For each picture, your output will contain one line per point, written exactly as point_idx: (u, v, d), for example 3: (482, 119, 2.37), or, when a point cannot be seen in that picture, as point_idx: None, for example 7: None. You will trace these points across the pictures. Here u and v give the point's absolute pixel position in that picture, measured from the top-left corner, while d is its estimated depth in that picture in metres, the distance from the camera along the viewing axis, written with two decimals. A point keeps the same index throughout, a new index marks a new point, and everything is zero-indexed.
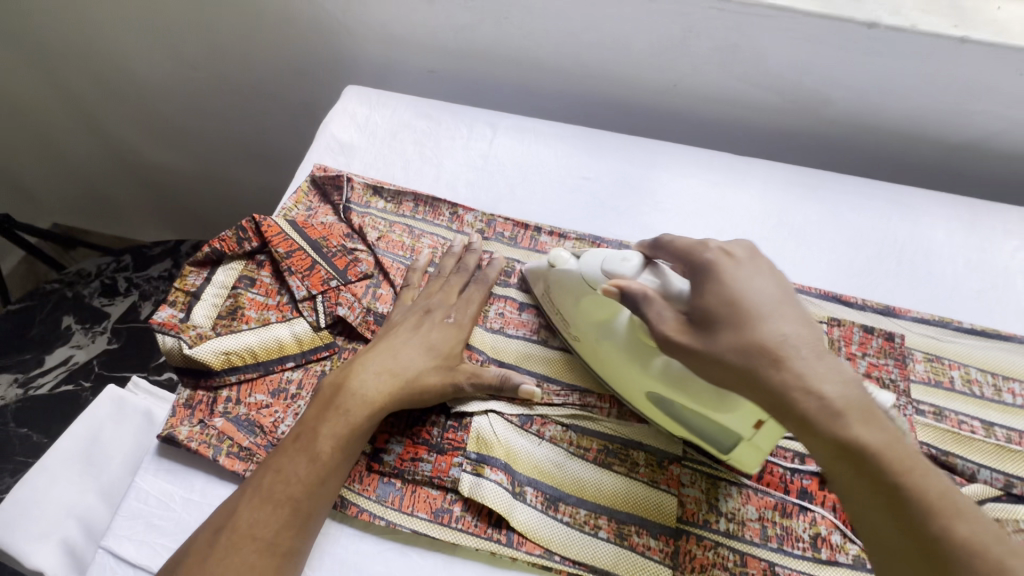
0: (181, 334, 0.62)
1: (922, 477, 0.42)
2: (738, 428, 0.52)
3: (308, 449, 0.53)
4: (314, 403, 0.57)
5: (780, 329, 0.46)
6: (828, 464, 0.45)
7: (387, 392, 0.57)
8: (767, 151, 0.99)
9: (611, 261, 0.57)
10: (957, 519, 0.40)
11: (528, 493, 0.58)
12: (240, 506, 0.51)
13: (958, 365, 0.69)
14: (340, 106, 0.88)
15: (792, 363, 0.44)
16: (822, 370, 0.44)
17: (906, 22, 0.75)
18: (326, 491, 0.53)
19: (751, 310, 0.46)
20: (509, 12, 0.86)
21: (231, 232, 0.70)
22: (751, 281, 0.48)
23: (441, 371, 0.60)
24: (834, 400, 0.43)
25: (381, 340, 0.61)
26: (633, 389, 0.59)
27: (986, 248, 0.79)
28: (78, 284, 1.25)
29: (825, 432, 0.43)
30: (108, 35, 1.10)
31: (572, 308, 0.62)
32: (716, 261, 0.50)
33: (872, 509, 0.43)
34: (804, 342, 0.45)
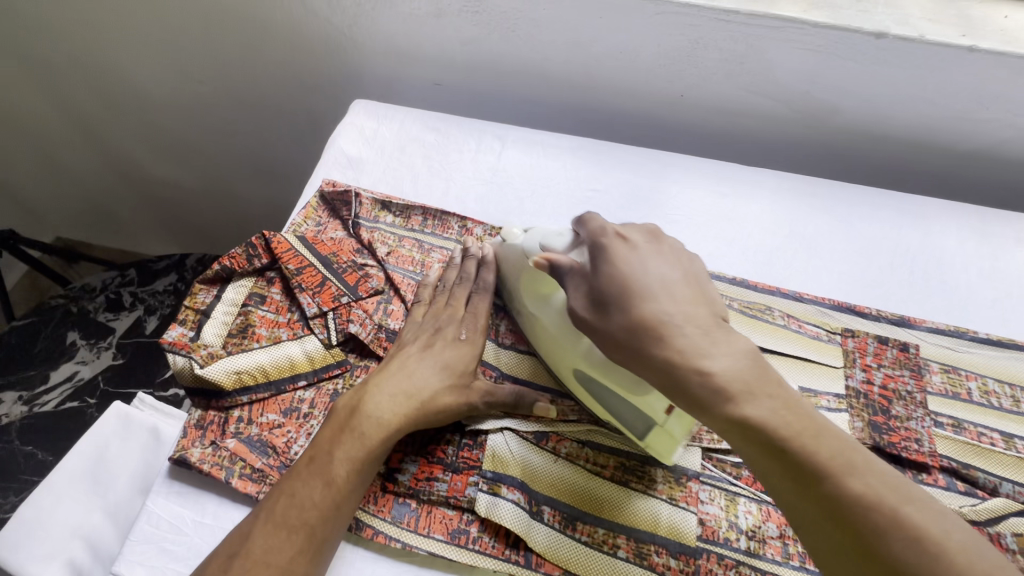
0: (192, 353, 0.61)
1: (814, 442, 0.43)
2: (652, 408, 0.53)
3: (322, 473, 0.52)
4: (328, 424, 0.56)
5: (666, 307, 0.48)
6: (728, 438, 0.46)
7: (402, 414, 0.56)
8: (775, 161, 0.99)
9: (548, 237, 0.60)
10: (851, 475, 0.42)
11: (546, 512, 0.57)
12: (253, 532, 0.50)
13: (975, 376, 0.69)
14: (347, 120, 0.88)
15: (674, 340, 0.46)
16: (706, 346, 0.46)
17: (914, 31, 0.75)
18: (340, 516, 0.52)
19: (639, 291, 0.49)
20: (515, 25, 0.86)
21: (241, 249, 0.69)
22: (642, 265, 0.50)
23: (455, 390, 0.59)
24: (718, 375, 0.45)
25: (392, 363, 0.60)
26: (562, 365, 0.60)
27: (998, 256, 0.78)
28: (83, 299, 1.25)
29: (715, 409, 0.45)
30: (113, 51, 1.10)
31: (516, 283, 0.64)
32: (612, 245, 0.52)
33: (774, 477, 0.44)
34: (690, 320, 0.47)
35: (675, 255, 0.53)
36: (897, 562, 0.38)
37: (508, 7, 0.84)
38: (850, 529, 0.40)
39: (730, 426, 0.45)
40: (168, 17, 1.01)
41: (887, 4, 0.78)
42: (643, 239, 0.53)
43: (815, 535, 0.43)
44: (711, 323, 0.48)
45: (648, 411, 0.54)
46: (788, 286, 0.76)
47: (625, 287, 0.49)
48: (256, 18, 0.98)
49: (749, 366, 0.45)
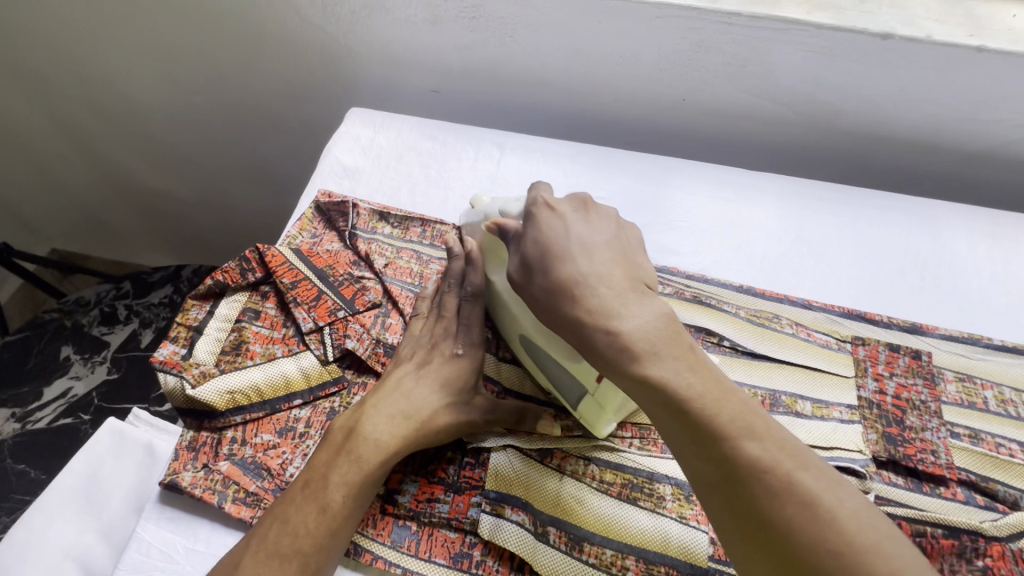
0: (184, 372, 0.59)
1: (717, 405, 0.41)
2: (582, 378, 0.54)
3: (316, 497, 0.50)
4: (324, 447, 0.54)
5: (583, 269, 0.48)
6: (636, 399, 0.45)
7: (401, 435, 0.54)
8: (779, 165, 0.97)
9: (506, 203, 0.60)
10: (753, 440, 0.40)
11: (551, 533, 0.55)
12: (244, 562, 0.48)
13: (991, 385, 0.67)
14: (343, 130, 0.86)
15: (586, 300, 0.46)
16: (618, 306, 0.45)
17: (921, 32, 0.73)
18: (335, 543, 0.50)
19: (559, 254, 0.49)
20: (513, 30, 0.85)
21: (234, 263, 0.68)
22: (567, 230, 0.51)
23: (454, 408, 0.57)
24: (628, 333, 0.44)
25: (388, 382, 0.58)
26: (510, 328, 0.61)
27: (1010, 260, 0.77)
28: (77, 313, 1.23)
29: (621, 366, 0.44)
30: (104, 62, 1.09)
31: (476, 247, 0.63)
32: (541, 212, 0.53)
33: (676, 440, 0.43)
34: (604, 281, 0.47)
35: (607, 222, 0.52)
36: (784, 528, 0.38)
37: (505, 13, 0.83)
38: (744, 492, 0.39)
39: (635, 384, 0.44)
40: (160, 26, 1.00)
41: (892, 4, 0.76)
42: (574, 207, 0.53)
43: (712, 499, 0.41)
44: (629, 285, 0.47)
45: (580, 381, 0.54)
46: (796, 293, 0.75)
47: (546, 252, 0.50)
48: (249, 26, 0.97)
49: (662, 328, 0.44)
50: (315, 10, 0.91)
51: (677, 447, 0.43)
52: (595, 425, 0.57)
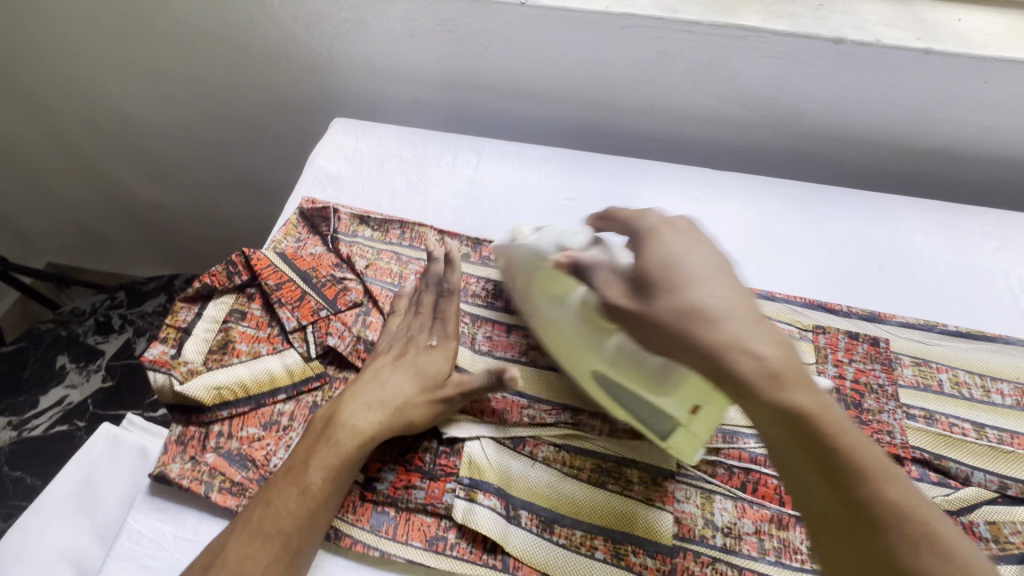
0: (172, 369, 0.62)
1: (856, 444, 0.41)
2: (675, 411, 0.54)
3: (298, 480, 0.54)
4: (307, 435, 0.58)
5: (712, 292, 0.47)
6: (771, 435, 0.44)
7: (380, 421, 0.58)
8: (749, 166, 1.01)
9: (564, 236, 0.63)
10: (901, 499, 0.39)
11: (523, 516, 0.57)
12: (228, 543, 0.51)
13: (946, 368, 0.70)
14: (327, 139, 0.90)
15: (721, 324, 0.45)
16: (754, 332, 0.45)
17: (871, 36, 0.77)
18: (315, 525, 0.53)
19: (685, 276, 0.49)
20: (489, 42, 0.89)
21: (221, 267, 0.71)
22: (687, 253, 0.51)
23: (429, 394, 0.60)
24: (769, 358, 0.44)
25: (369, 374, 0.62)
26: (580, 365, 0.60)
27: (966, 251, 0.80)
28: (72, 323, 1.25)
29: (761, 394, 0.43)
30: (97, 77, 1.13)
31: (528, 283, 0.64)
32: (653, 237, 0.53)
33: (813, 485, 0.41)
34: (736, 305, 0.47)
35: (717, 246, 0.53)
36: None
37: (480, 25, 0.87)
38: (892, 552, 0.37)
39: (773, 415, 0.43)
40: (153, 44, 1.04)
41: (844, 10, 0.80)
42: (686, 228, 0.54)
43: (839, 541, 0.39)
44: (757, 312, 0.47)
45: (671, 412, 0.54)
46: (761, 286, 0.78)
47: (671, 273, 0.49)
48: (236, 42, 1.01)
49: (796, 361, 0.45)
50: (299, 26, 0.95)
51: (812, 492, 0.41)
52: (687, 454, 0.57)
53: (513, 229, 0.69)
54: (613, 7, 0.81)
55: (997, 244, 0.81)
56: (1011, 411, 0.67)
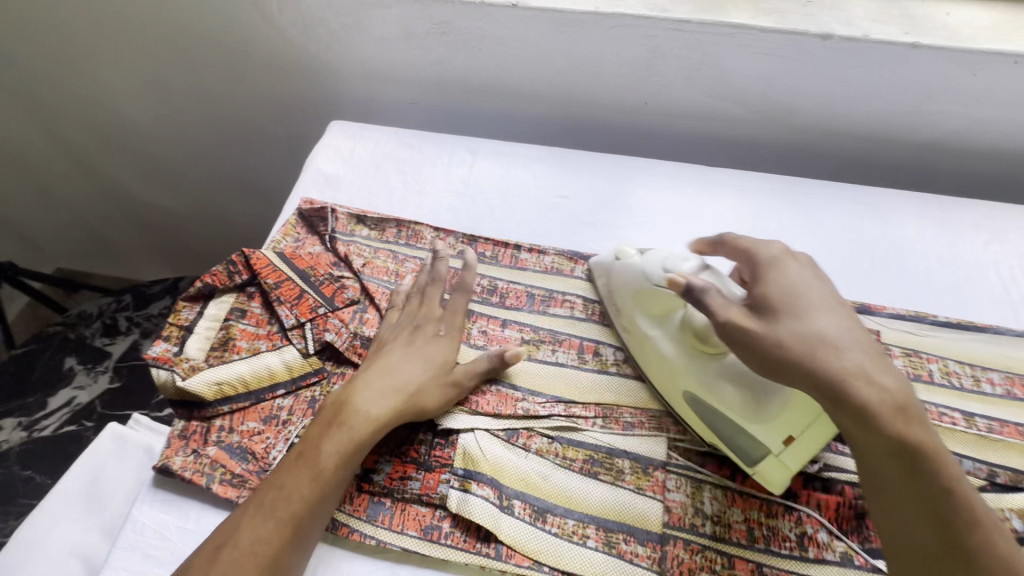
0: (175, 367, 0.64)
1: (958, 483, 0.47)
2: (768, 438, 0.56)
3: (310, 465, 0.56)
4: (317, 420, 0.60)
5: (836, 326, 0.52)
6: (881, 462, 0.48)
7: (395, 407, 0.60)
8: (742, 162, 1.02)
9: (672, 260, 0.62)
10: (989, 530, 0.46)
11: (516, 506, 0.59)
12: (242, 524, 0.53)
13: (936, 358, 0.70)
14: (326, 141, 0.92)
15: (847, 354, 0.50)
16: (878, 365, 0.50)
17: (859, 32, 0.78)
18: (324, 507, 0.55)
19: (811, 308, 0.53)
20: (482, 44, 0.90)
21: (222, 266, 0.73)
22: (811, 287, 0.55)
23: (441, 381, 0.63)
24: (892, 393, 0.48)
25: (380, 361, 0.64)
26: (672, 386, 0.62)
27: (957, 243, 0.81)
28: (80, 325, 1.28)
29: (886, 426, 0.47)
30: (103, 84, 1.15)
31: (628, 300, 0.67)
32: (776, 266, 0.57)
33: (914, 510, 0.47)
34: (858, 339, 0.51)
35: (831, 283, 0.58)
36: None
37: (474, 28, 0.88)
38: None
39: (894, 447, 0.47)
40: (156, 50, 1.06)
41: (832, 6, 0.81)
42: (807, 264, 0.58)
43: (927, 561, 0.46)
44: (874, 347, 0.52)
45: (765, 441, 0.56)
46: None
47: (794, 303, 0.53)
48: (236, 48, 1.03)
49: (912, 397, 0.50)
50: (297, 31, 0.97)
51: (912, 515, 0.47)
52: (777, 484, 0.58)
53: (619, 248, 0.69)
54: (603, 7, 0.82)
55: (988, 236, 0.81)
56: (1001, 401, 0.67)
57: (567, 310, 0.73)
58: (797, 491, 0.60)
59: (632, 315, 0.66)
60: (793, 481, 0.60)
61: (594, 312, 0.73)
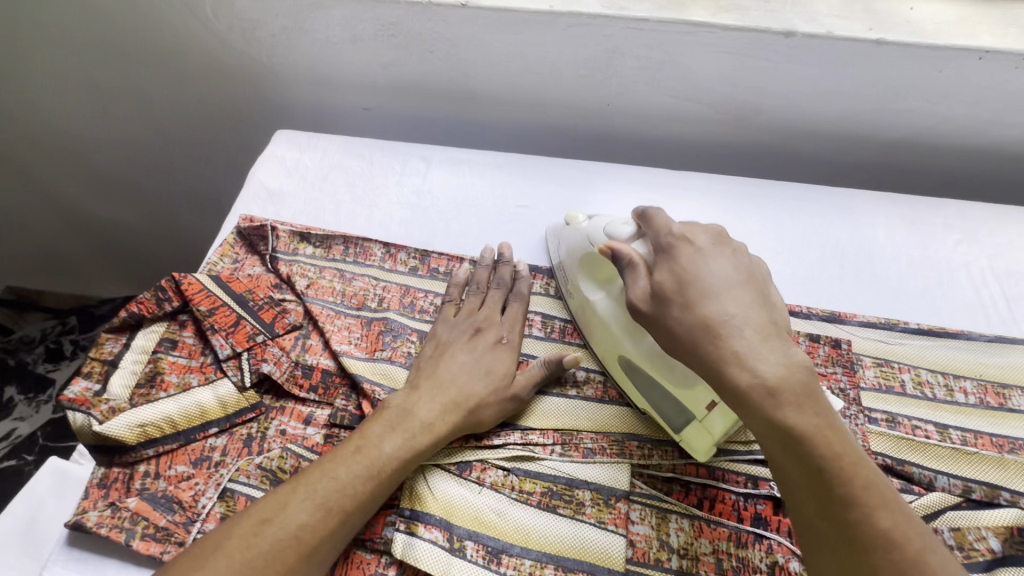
0: (92, 409, 0.59)
1: (851, 467, 0.42)
2: (693, 403, 0.54)
3: (370, 462, 0.53)
4: (378, 418, 0.56)
5: (725, 307, 0.48)
6: (766, 445, 0.45)
7: (453, 423, 0.57)
8: (709, 164, 0.99)
9: (614, 225, 0.63)
10: (878, 508, 0.41)
11: (468, 547, 0.54)
12: (292, 503, 0.50)
13: (908, 368, 0.68)
14: (269, 152, 0.86)
15: (731, 340, 0.46)
16: (761, 350, 0.45)
17: (822, 28, 0.75)
18: (373, 506, 0.53)
19: (700, 289, 0.49)
20: (433, 46, 0.86)
21: (149, 293, 0.67)
22: (707, 265, 0.51)
23: (498, 393, 0.60)
24: (769, 378, 0.44)
25: (443, 368, 0.61)
26: (609, 351, 0.62)
27: (927, 244, 0.79)
28: (22, 351, 1.20)
29: (758, 408, 0.44)
30: (33, 93, 1.07)
31: (575, 266, 0.67)
32: (677, 246, 0.53)
33: (800, 490, 0.44)
34: (749, 322, 0.47)
35: (740, 258, 0.53)
36: None
37: (424, 29, 0.83)
38: (862, 557, 0.40)
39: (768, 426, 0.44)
40: (87, 55, 0.99)
41: (795, 2, 0.77)
42: (710, 241, 0.53)
43: (817, 548, 0.43)
44: (766, 329, 0.47)
45: (690, 406, 0.55)
46: None
47: (686, 286, 0.50)
48: (174, 53, 0.97)
49: (803, 379, 0.45)
50: (236, 35, 0.91)
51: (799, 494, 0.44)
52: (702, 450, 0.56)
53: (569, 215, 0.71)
54: (557, 6, 0.77)
55: (958, 237, 0.79)
56: (975, 411, 0.65)
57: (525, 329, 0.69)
58: (767, 518, 0.57)
59: (576, 281, 0.66)
60: (763, 508, 0.57)
61: (554, 330, 0.69)
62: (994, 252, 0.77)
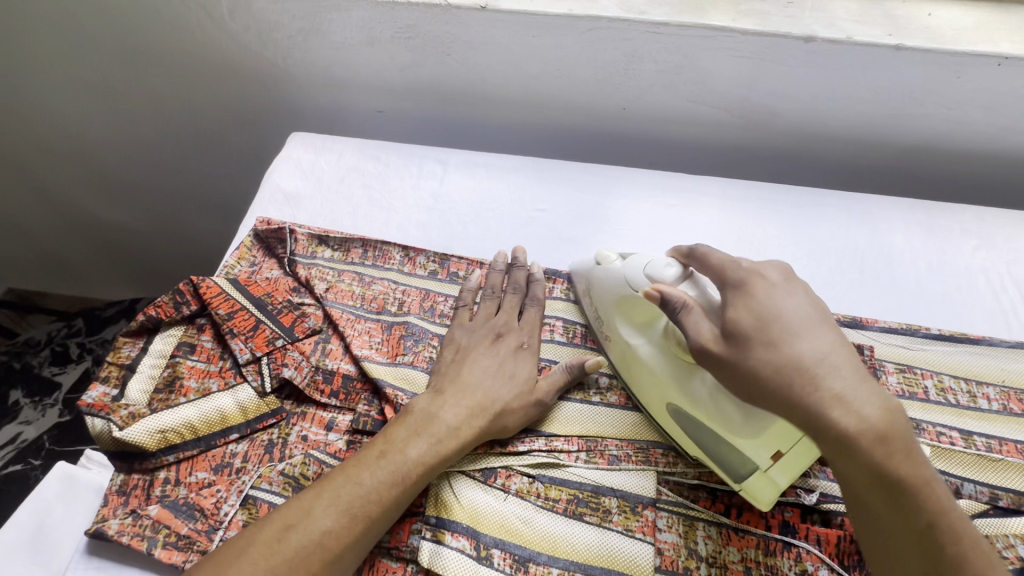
0: (111, 415, 0.58)
1: (952, 520, 0.43)
2: (756, 455, 0.51)
3: (394, 467, 0.52)
4: (404, 421, 0.56)
5: (813, 347, 0.46)
6: (866, 493, 0.45)
7: (480, 428, 0.57)
8: (723, 168, 0.99)
9: (655, 266, 0.59)
10: (981, 562, 0.42)
11: (495, 556, 0.54)
12: (316, 510, 0.49)
13: (931, 374, 0.68)
14: (284, 154, 0.85)
15: (827, 382, 0.45)
16: (860, 392, 0.44)
17: (841, 33, 0.75)
18: (396, 511, 0.52)
19: (784, 328, 0.47)
20: (451, 49, 0.85)
21: (167, 296, 0.66)
22: (785, 303, 0.49)
23: (523, 396, 0.60)
24: (875, 423, 0.44)
25: (467, 372, 0.60)
26: (654, 396, 0.59)
27: (945, 249, 0.79)
28: (27, 354, 1.19)
29: (867, 457, 0.44)
30: (43, 94, 1.07)
31: (608, 305, 0.63)
32: (747, 283, 0.52)
33: (889, 538, 0.45)
34: (841, 362, 0.46)
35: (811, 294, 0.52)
36: None
37: (441, 32, 0.83)
38: None
39: (865, 478, 0.44)
40: (98, 56, 0.98)
41: (814, 7, 0.78)
42: (781, 278, 0.51)
43: None
44: (858, 370, 0.46)
45: (751, 457, 0.52)
46: None
47: (769, 326, 0.48)
48: (187, 55, 0.96)
49: (902, 423, 0.45)
50: (251, 36, 0.90)
51: (887, 541, 0.45)
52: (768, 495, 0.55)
53: (598, 252, 0.66)
54: (577, 9, 0.77)
55: (976, 242, 0.79)
56: (998, 417, 0.65)
57: (547, 334, 0.69)
58: (796, 525, 0.56)
59: (614, 322, 0.63)
60: (790, 515, 0.57)
61: (575, 335, 0.69)
62: (1013, 258, 0.77)
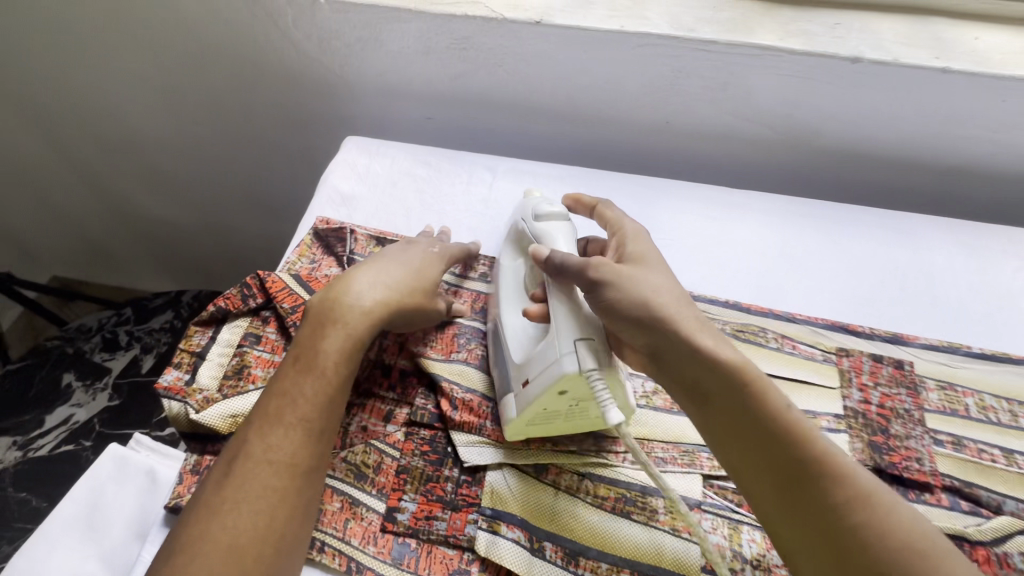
0: (188, 399, 0.62)
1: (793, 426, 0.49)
2: (519, 377, 0.59)
3: (310, 369, 0.56)
4: (307, 325, 0.59)
5: (674, 291, 0.57)
6: (718, 408, 0.52)
7: (391, 308, 0.61)
8: (761, 184, 1.01)
9: (541, 206, 0.68)
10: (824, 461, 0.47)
11: (547, 548, 0.56)
12: (250, 437, 0.52)
13: (972, 392, 0.69)
14: (340, 157, 0.89)
15: (680, 319, 0.54)
16: (702, 325, 0.55)
17: (889, 55, 0.77)
18: (334, 406, 0.55)
19: (652, 275, 0.57)
20: (503, 60, 0.88)
21: (235, 289, 0.70)
22: (653, 261, 0.60)
23: (430, 290, 0.65)
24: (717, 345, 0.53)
25: (362, 267, 0.64)
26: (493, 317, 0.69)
27: (987, 270, 0.80)
28: (79, 340, 1.24)
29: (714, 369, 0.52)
30: (104, 92, 1.12)
31: (507, 241, 0.73)
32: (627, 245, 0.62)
33: (754, 452, 0.50)
34: (691, 307, 0.56)
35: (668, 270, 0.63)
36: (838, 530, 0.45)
37: (495, 44, 0.86)
38: (811, 497, 0.46)
39: (723, 392, 0.52)
40: (159, 58, 1.03)
41: (861, 29, 0.80)
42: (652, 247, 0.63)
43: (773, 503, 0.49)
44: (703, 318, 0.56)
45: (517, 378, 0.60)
46: (782, 306, 0.76)
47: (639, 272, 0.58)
48: (244, 60, 1.01)
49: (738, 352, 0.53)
50: (311, 44, 0.95)
51: (752, 457, 0.50)
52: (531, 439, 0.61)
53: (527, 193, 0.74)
54: (628, 26, 0.80)
55: (1018, 264, 0.80)
56: None
57: None
58: None
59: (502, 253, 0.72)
60: None
61: None
62: None
